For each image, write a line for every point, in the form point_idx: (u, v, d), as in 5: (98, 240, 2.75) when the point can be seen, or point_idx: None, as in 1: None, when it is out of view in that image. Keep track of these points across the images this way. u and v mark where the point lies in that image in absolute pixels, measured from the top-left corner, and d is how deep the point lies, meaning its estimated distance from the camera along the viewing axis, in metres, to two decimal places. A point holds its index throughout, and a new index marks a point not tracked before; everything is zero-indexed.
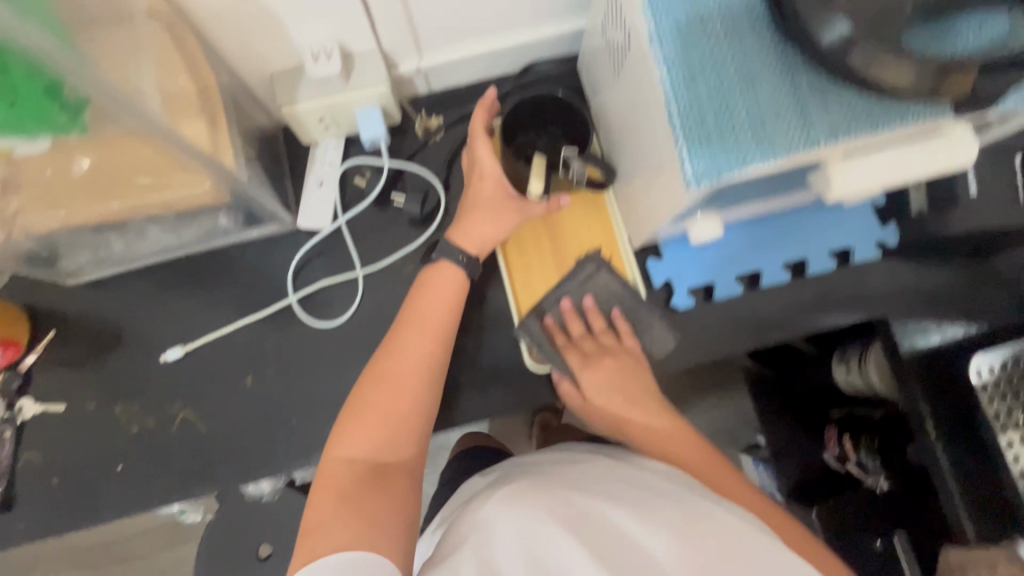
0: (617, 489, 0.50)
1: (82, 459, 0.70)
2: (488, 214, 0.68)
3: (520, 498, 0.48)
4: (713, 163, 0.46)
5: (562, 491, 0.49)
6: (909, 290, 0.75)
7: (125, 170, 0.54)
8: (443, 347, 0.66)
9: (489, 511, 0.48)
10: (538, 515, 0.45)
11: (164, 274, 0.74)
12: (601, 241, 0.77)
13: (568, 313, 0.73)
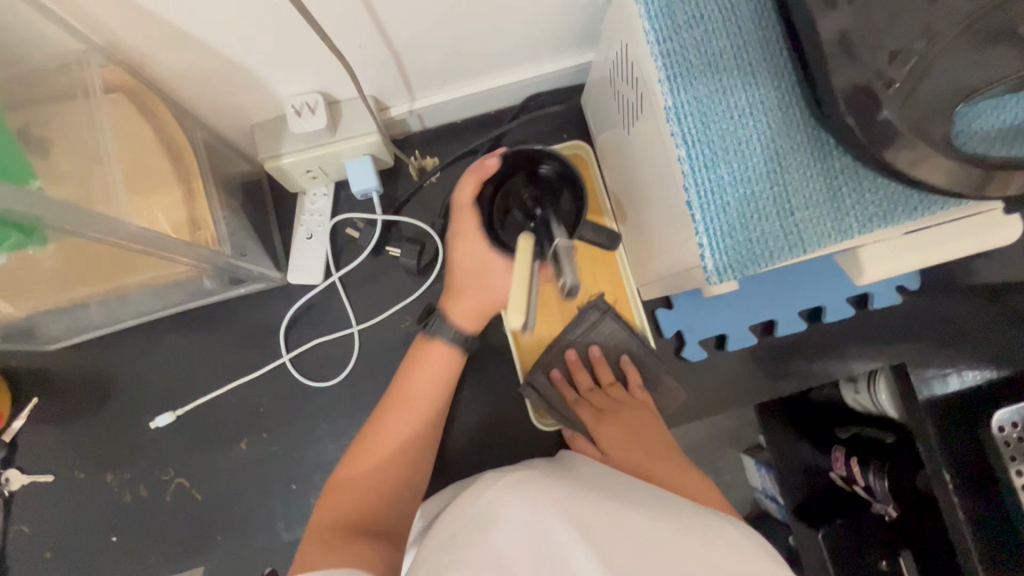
0: (637, 497, 0.43)
1: (75, 530, 0.67)
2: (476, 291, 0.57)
3: (525, 488, 0.40)
4: (737, 257, 0.42)
5: (575, 489, 0.41)
6: (929, 334, 0.72)
7: (95, 267, 0.49)
8: (439, 410, 0.58)
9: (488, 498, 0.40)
10: (545, 507, 0.37)
11: (150, 333, 0.70)
12: (606, 284, 0.72)
13: (574, 364, 0.70)
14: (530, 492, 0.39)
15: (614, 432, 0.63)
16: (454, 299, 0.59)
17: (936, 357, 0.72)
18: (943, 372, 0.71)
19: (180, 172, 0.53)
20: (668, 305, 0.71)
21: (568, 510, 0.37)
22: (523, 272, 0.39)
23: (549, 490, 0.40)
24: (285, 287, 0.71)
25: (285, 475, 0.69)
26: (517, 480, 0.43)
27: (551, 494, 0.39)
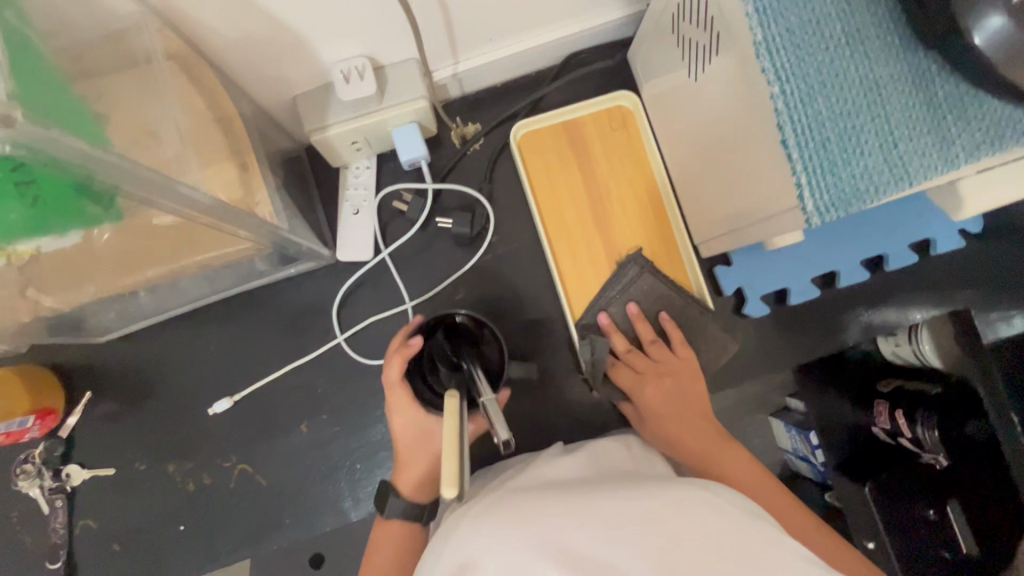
0: (605, 488, 0.38)
1: (142, 521, 0.67)
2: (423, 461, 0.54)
3: (483, 520, 0.34)
4: (837, 195, 0.40)
5: (535, 500, 0.36)
6: (992, 276, 0.71)
7: (156, 246, 0.47)
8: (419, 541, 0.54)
9: (462, 523, 0.36)
10: (508, 538, 0.31)
11: (198, 320, 0.69)
12: (659, 240, 0.69)
13: (609, 326, 0.65)
14: (487, 521, 0.34)
15: (665, 399, 0.59)
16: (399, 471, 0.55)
17: (1000, 300, 0.71)
18: (1007, 314, 0.70)
19: (233, 146, 0.52)
20: (726, 263, 0.70)
21: (537, 532, 0.31)
22: (452, 431, 0.37)
23: (509, 509, 0.35)
24: (333, 266, 0.69)
25: (348, 455, 0.68)
26: (475, 511, 0.37)
27: (512, 520, 0.33)
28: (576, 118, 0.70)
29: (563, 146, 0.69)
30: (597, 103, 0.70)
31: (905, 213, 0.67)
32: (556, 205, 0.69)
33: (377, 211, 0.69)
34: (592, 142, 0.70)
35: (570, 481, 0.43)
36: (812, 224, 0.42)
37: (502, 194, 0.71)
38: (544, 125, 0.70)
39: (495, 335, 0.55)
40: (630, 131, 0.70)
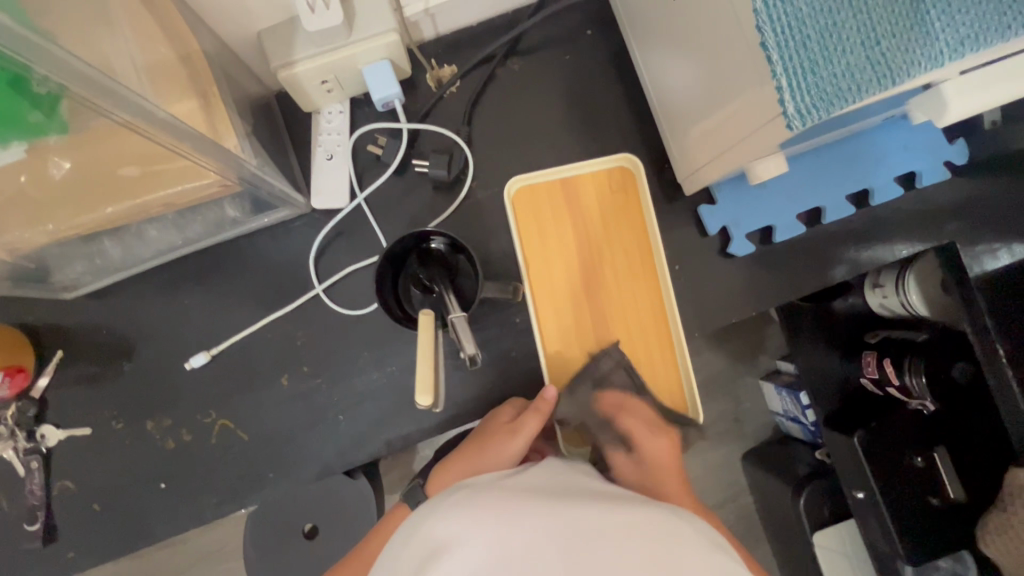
0: (582, 493, 0.39)
1: (121, 480, 0.65)
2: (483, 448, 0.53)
3: (463, 511, 0.35)
4: (819, 95, 0.39)
5: (513, 494, 0.37)
6: (978, 210, 0.70)
7: (108, 164, 0.45)
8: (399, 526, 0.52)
9: (451, 503, 0.38)
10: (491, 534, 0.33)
11: (171, 275, 0.67)
12: (650, 336, 0.64)
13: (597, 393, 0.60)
14: (466, 510, 0.35)
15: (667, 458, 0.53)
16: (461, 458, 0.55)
17: (986, 231, 0.70)
18: (992, 248, 0.70)
19: (194, 77, 0.49)
20: (711, 202, 0.69)
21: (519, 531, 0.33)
22: (423, 350, 0.49)
23: (488, 503, 0.36)
24: (310, 215, 0.67)
25: (331, 407, 0.67)
26: (449, 499, 0.38)
27: (496, 514, 0.34)
28: (574, 178, 0.65)
29: (557, 206, 0.65)
30: (596, 164, 0.66)
31: (889, 146, 0.67)
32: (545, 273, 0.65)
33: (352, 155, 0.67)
34: (588, 207, 0.65)
35: (551, 477, 0.43)
36: (794, 130, 0.41)
37: (481, 137, 0.69)
38: (540, 183, 0.65)
39: (470, 265, 0.60)
40: (631, 199, 0.65)
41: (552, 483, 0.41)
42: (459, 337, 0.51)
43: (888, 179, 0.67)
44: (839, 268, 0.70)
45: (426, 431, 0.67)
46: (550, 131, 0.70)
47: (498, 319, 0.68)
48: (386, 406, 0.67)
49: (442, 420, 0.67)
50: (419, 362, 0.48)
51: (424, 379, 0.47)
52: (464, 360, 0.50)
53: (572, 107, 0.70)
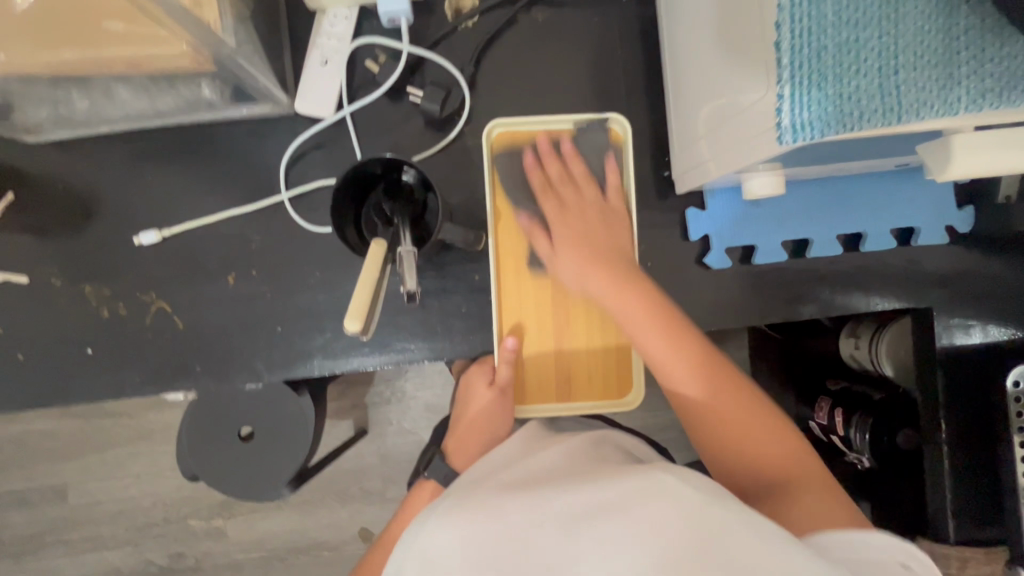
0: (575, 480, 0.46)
1: (50, 336, 0.65)
2: (479, 428, 0.64)
3: (454, 510, 0.44)
4: (818, 114, 0.36)
5: (507, 490, 0.46)
6: (966, 282, 0.68)
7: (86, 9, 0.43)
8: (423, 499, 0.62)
9: (446, 512, 0.45)
10: (480, 530, 0.41)
11: (139, 144, 0.65)
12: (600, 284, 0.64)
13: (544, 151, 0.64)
14: (458, 509, 0.44)
15: (631, 302, 0.57)
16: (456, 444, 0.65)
17: (966, 305, 0.68)
18: (967, 325, 0.68)
19: None
20: (701, 206, 0.66)
21: (499, 526, 0.41)
22: (365, 282, 0.48)
23: (483, 499, 0.45)
24: (293, 119, 0.65)
25: (272, 316, 0.66)
26: (452, 498, 0.48)
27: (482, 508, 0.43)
28: (558, 132, 0.65)
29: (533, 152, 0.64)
30: (586, 121, 0.65)
31: (895, 195, 0.65)
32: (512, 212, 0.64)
33: (348, 67, 0.64)
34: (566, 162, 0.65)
35: (546, 463, 0.51)
36: (783, 144, 0.38)
37: (486, 81, 0.66)
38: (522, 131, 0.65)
39: (435, 202, 0.60)
40: (608, 160, 0.64)
41: (545, 472, 0.49)
42: (403, 270, 0.50)
43: (884, 228, 0.65)
44: (810, 306, 0.68)
45: (361, 364, 0.66)
46: (557, 92, 0.67)
47: (457, 270, 0.67)
48: (326, 328, 0.66)
49: (378, 356, 0.66)
50: (357, 293, 0.47)
51: (359, 307, 0.46)
52: (402, 295, 0.49)
53: (587, 73, 0.67)
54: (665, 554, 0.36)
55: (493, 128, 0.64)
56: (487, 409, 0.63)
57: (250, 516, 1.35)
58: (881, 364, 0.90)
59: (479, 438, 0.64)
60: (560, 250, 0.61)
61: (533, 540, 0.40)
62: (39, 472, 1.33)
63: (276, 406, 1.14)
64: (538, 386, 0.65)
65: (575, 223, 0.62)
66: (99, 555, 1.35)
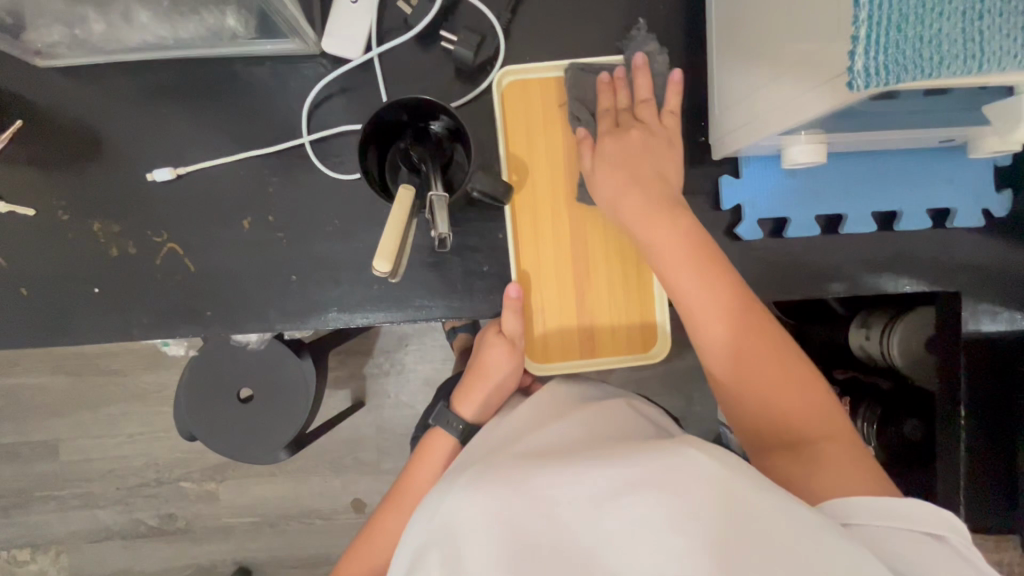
0: (601, 450, 0.46)
1: (54, 273, 0.62)
2: (493, 384, 0.64)
3: (481, 481, 0.44)
4: (896, 58, 0.34)
5: (533, 460, 0.46)
6: (995, 270, 0.67)
7: None
8: (438, 451, 0.64)
9: (469, 481, 0.46)
10: (506, 502, 0.42)
11: (155, 76, 0.62)
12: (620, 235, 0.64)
13: (607, 84, 0.60)
14: (486, 481, 0.44)
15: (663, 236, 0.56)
16: (464, 394, 0.65)
17: (994, 292, 0.67)
18: (994, 310, 0.67)
19: None
20: (734, 175, 0.64)
21: (534, 501, 0.42)
22: (395, 225, 0.46)
23: (511, 469, 0.45)
24: (317, 59, 0.62)
25: (286, 264, 0.63)
26: (475, 469, 0.48)
27: (512, 480, 0.44)
28: (572, 80, 0.62)
29: (549, 102, 0.62)
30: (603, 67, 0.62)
31: (934, 173, 0.63)
32: (530, 158, 0.62)
33: (378, 8, 0.61)
34: (585, 111, 0.62)
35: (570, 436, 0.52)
36: (855, 89, 0.36)
37: (520, 32, 0.63)
38: (534, 79, 0.62)
39: (464, 154, 0.58)
40: (629, 106, 0.63)
41: (563, 442, 0.50)
42: (434, 215, 0.48)
43: (920, 207, 0.64)
44: (836, 284, 0.66)
45: (376, 318, 0.64)
46: (593, 49, 0.64)
47: (479, 228, 0.65)
48: (342, 280, 0.64)
49: (394, 312, 0.64)
50: (386, 234, 0.45)
51: (388, 248, 0.44)
52: (433, 240, 0.47)
53: (625, 30, 0.64)
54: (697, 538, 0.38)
55: (500, 76, 0.61)
56: (496, 361, 0.63)
57: (244, 480, 1.34)
58: (894, 354, 0.90)
59: (491, 393, 0.65)
60: (599, 173, 0.59)
61: (561, 516, 0.41)
62: (32, 425, 1.31)
63: (278, 367, 1.12)
64: (561, 344, 0.65)
65: (620, 148, 0.59)
66: (90, 511, 1.34)
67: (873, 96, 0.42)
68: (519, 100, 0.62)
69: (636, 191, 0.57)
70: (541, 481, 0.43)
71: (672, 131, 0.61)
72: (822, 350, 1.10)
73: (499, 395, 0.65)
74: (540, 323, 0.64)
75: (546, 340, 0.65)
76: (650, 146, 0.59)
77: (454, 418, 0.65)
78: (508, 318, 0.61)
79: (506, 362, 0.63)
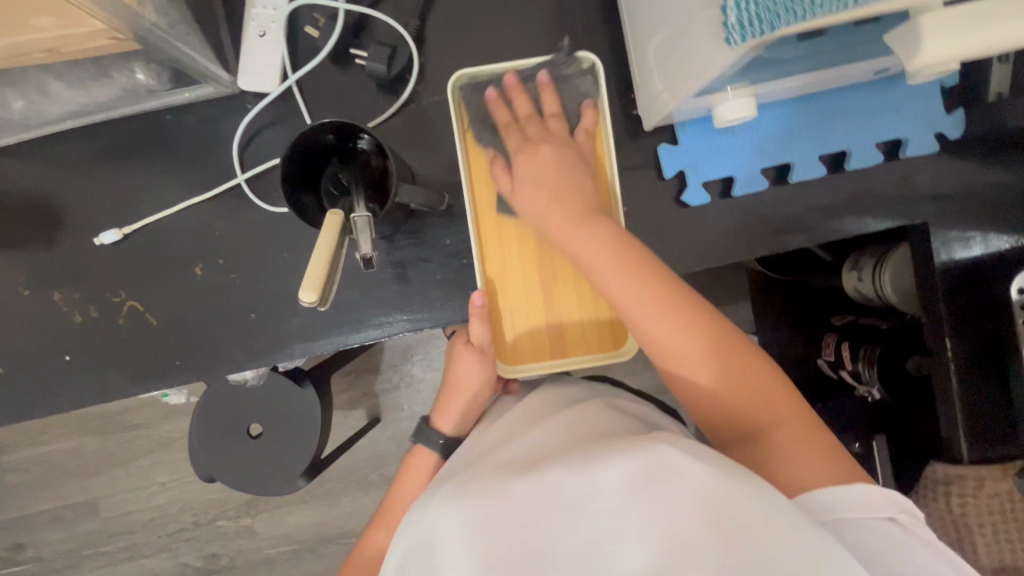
0: (578, 456, 0.45)
1: (28, 347, 0.64)
2: (469, 397, 0.66)
3: (460, 496, 0.43)
4: (765, 7, 0.33)
5: (509, 472, 0.45)
6: (963, 192, 0.64)
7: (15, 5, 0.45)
8: (425, 471, 0.66)
9: (450, 493, 0.44)
10: (487, 510, 0.41)
11: (85, 142, 0.63)
12: None
13: (512, 88, 0.62)
14: (467, 494, 0.43)
15: (598, 249, 0.53)
16: (441, 409, 0.68)
17: (966, 216, 0.64)
18: (966, 236, 0.64)
19: None
20: (673, 142, 0.63)
21: (516, 513, 0.40)
22: (321, 253, 0.46)
23: (486, 484, 0.44)
24: (239, 98, 0.63)
25: (245, 303, 0.64)
26: (455, 483, 0.46)
27: (493, 492, 0.42)
28: (528, 82, 0.62)
29: (505, 107, 0.62)
30: (560, 68, 0.62)
31: (877, 105, 0.61)
32: (491, 167, 0.62)
33: (287, 35, 0.62)
34: (545, 120, 0.62)
35: (560, 440, 0.51)
36: (734, 46, 0.36)
37: (433, 36, 0.63)
38: (491, 82, 0.62)
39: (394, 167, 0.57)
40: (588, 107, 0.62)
41: (546, 450, 0.49)
42: (360, 237, 0.48)
43: (866, 142, 0.62)
44: (800, 234, 0.64)
45: (341, 342, 0.65)
46: (509, 40, 0.64)
47: (427, 237, 0.65)
48: (302, 309, 0.64)
49: (356, 333, 0.65)
50: (312, 262, 0.45)
51: (313, 278, 0.44)
52: (359, 262, 0.48)
53: (537, 16, 0.64)
54: (690, 538, 0.36)
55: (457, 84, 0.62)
56: (470, 370, 0.65)
57: (277, 511, 1.36)
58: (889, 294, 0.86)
59: (469, 405, 0.67)
60: (518, 189, 0.59)
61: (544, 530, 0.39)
62: (66, 489, 1.36)
63: (279, 398, 1.14)
64: (532, 347, 0.64)
65: (534, 165, 0.58)
66: (137, 563, 1.38)
67: (765, 45, 0.40)
68: (469, 105, 0.62)
69: (545, 219, 0.57)
70: (521, 492, 0.41)
71: (581, 147, 0.61)
72: (816, 298, 1.08)
73: (479, 407, 0.67)
74: (507, 328, 0.64)
75: (516, 342, 0.64)
76: (559, 157, 0.58)
77: (436, 433, 0.67)
78: (475, 325, 0.61)
79: (476, 374, 0.65)
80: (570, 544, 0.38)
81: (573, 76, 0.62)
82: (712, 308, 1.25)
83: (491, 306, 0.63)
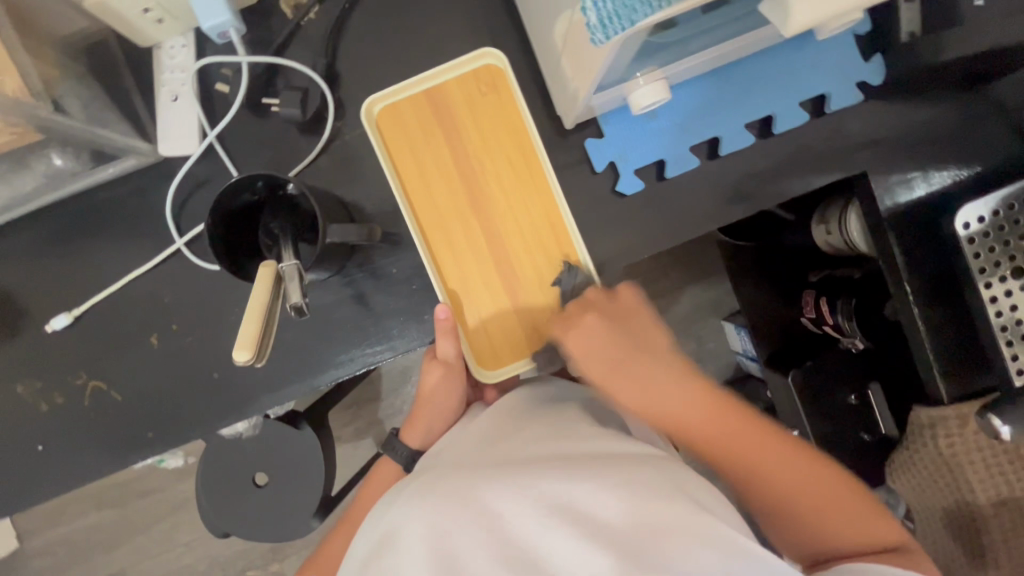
0: (548, 463, 0.46)
1: (1, 442, 0.64)
2: (433, 408, 0.68)
3: (422, 496, 0.43)
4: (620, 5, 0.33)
5: (479, 472, 0.45)
6: (896, 135, 0.63)
7: None
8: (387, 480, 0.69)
9: (413, 493, 0.44)
10: (449, 511, 0.41)
11: (21, 234, 0.63)
12: (540, 228, 0.63)
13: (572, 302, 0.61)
14: (428, 496, 0.43)
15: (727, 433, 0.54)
16: (410, 419, 0.70)
17: (903, 158, 0.64)
18: (908, 179, 0.64)
19: None
20: (599, 135, 0.63)
21: (477, 513, 0.40)
22: (252, 308, 0.46)
23: (451, 484, 0.44)
24: (165, 164, 0.63)
25: (207, 363, 0.64)
26: (421, 482, 0.46)
27: (455, 495, 0.42)
28: (439, 89, 0.62)
29: (422, 118, 0.62)
30: (460, 68, 0.62)
31: (793, 65, 0.62)
32: (426, 180, 0.62)
33: (200, 94, 0.62)
34: (464, 125, 0.62)
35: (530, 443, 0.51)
36: (601, 45, 0.36)
37: (345, 69, 0.63)
38: (402, 100, 0.62)
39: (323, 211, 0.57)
40: (502, 100, 0.62)
41: (516, 454, 0.49)
42: (291, 287, 0.49)
43: (790, 102, 0.62)
44: (743, 203, 0.64)
45: (306, 386, 0.65)
46: (420, 61, 0.64)
47: (375, 269, 0.64)
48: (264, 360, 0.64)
49: (320, 376, 0.65)
50: (245, 319, 0.45)
51: (247, 335, 0.44)
52: (292, 312, 0.49)
53: (443, 33, 0.64)
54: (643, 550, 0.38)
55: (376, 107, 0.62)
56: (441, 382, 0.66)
57: (299, 554, 1.36)
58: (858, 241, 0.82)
59: (435, 418, 0.68)
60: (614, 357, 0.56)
61: (504, 533, 0.39)
62: (89, 567, 1.36)
63: (277, 445, 1.14)
64: (506, 347, 0.63)
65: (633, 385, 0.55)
66: None
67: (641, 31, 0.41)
68: (392, 130, 0.62)
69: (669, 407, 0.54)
70: (484, 494, 0.41)
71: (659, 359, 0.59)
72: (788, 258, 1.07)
73: (443, 421, 0.68)
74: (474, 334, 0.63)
75: (487, 346, 0.64)
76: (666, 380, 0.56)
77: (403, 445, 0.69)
78: (441, 341, 0.62)
79: (441, 386, 0.66)
80: (529, 548, 0.39)
81: (480, 73, 0.62)
82: (693, 283, 1.24)
83: (456, 317, 0.63)
